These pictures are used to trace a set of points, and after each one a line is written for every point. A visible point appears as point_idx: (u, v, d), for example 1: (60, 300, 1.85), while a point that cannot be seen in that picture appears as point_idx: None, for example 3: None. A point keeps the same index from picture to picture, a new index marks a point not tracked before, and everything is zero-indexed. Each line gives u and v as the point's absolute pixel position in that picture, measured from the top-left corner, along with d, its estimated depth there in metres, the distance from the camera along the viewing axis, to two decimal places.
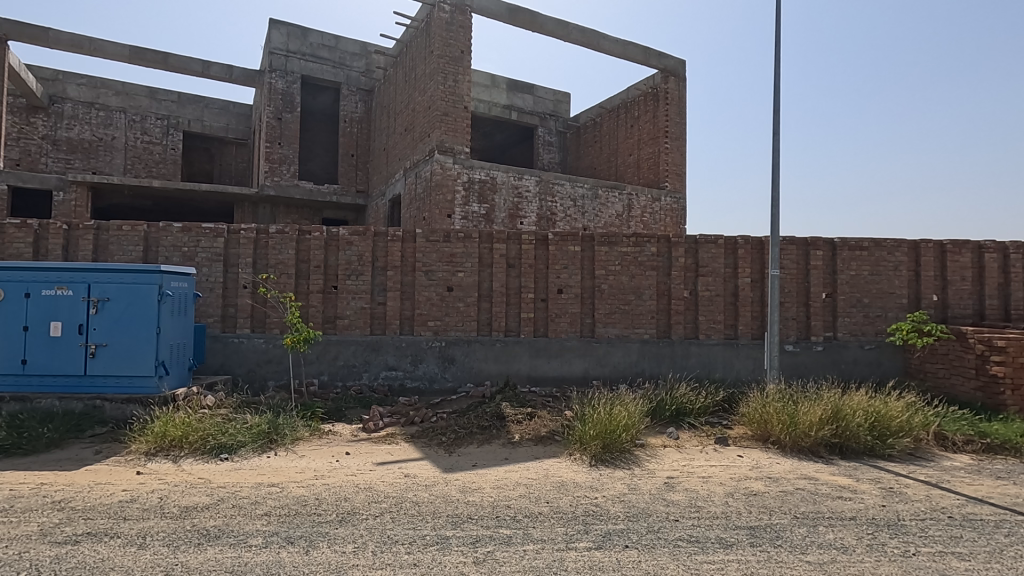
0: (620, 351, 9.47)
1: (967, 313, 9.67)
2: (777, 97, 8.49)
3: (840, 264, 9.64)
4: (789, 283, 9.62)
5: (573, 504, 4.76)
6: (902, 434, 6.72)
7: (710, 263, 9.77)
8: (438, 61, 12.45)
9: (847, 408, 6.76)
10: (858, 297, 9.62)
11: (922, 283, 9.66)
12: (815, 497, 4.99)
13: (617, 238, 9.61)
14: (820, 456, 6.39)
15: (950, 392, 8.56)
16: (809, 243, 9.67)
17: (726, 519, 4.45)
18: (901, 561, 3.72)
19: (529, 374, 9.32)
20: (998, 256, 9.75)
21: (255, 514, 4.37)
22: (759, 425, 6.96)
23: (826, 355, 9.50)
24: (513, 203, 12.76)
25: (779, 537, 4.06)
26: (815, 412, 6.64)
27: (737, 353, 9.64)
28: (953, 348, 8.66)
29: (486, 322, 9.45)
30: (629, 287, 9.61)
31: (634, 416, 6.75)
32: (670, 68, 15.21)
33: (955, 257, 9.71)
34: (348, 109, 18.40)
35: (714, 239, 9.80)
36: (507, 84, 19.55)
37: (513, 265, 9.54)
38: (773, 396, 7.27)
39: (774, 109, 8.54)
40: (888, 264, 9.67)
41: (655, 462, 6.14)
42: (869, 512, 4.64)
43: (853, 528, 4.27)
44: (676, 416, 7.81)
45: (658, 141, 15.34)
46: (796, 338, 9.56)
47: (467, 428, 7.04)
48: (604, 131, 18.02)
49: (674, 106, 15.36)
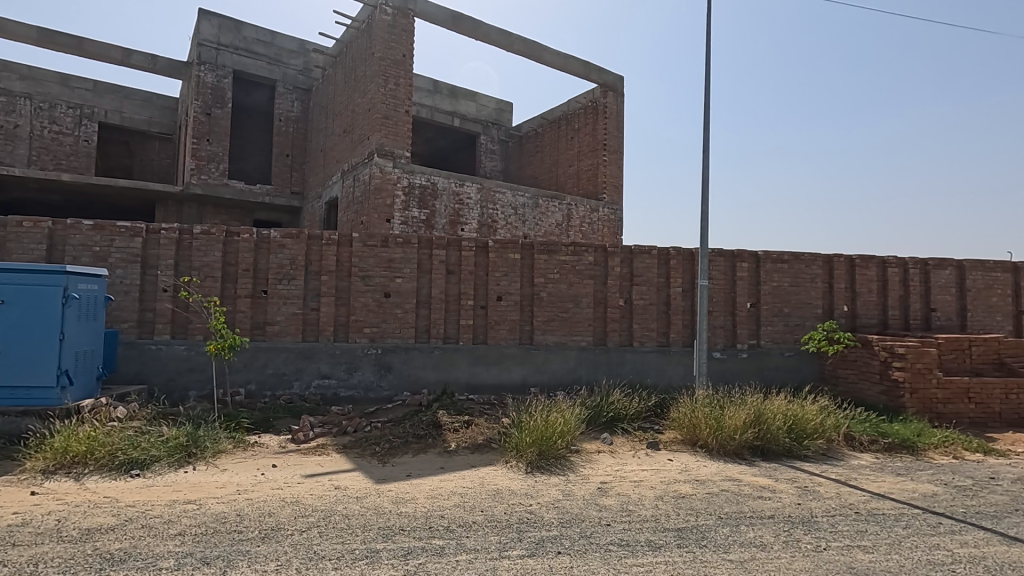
0: (558, 358, 9.61)
1: (873, 322, 10.51)
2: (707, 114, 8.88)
3: (762, 276, 10.20)
4: (717, 293, 10.08)
5: (508, 511, 4.75)
6: (816, 436, 7.18)
7: (644, 273, 10.09)
8: (379, 63, 12.24)
9: (768, 411, 7.16)
10: (780, 307, 10.21)
11: (835, 295, 10.39)
12: (738, 497, 5.23)
13: (556, 246, 9.76)
14: (744, 458, 6.71)
15: (858, 396, 9.29)
16: (735, 255, 10.18)
17: (655, 522, 4.58)
18: (813, 556, 3.95)
19: (468, 381, 9.29)
20: (899, 271, 10.69)
21: (166, 534, 4.06)
22: (688, 429, 7.24)
23: (750, 361, 10.01)
24: (454, 209, 12.71)
25: (704, 537, 4.22)
26: (739, 416, 6.98)
27: (670, 360, 10.03)
28: (861, 355, 9.41)
29: (424, 329, 9.31)
30: (568, 295, 9.77)
31: (570, 423, 6.86)
32: (609, 83, 15.73)
33: (863, 271, 10.53)
34: (284, 107, 17.71)
35: (648, 249, 10.13)
36: (449, 91, 19.48)
37: (453, 271, 9.46)
38: (701, 401, 7.57)
39: (705, 126, 8.95)
40: (805, 276, 10.33)
41: (589, 467, 6.25)
42: (785, 510, 4.91)
43: (772, 526, 4.50)
44: (611, 422, 8.00)
45: (597, 153, 15.75)
46: (723, 345, 10.02)
47: (401, 437, 6.92)
48: (545, 141, 18.30)
49: (613, 120, 15.87)
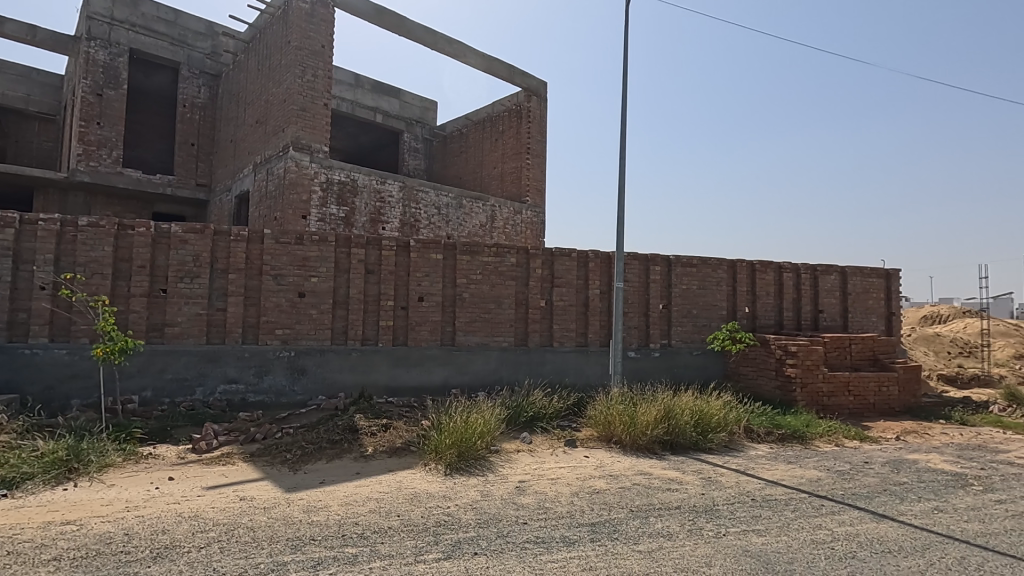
0: (480, 359, 9.62)
1: (770, 322, 11.41)
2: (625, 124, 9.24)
3: (674, 279, 10.76)
4: (632, 295, 10.51)
5: (425, 515, 4.69)
6: (719, 429, 7.67)
7: (564, 275, 10.34)
8: (295, 52, 11.69)
9: (677, 407, 7.56)
10: (689, 309, 10.82)
11: (737, 297, 11.16)
12: (648, 490, 5.49)
13: (479, 247, 9.76)
14: (655, 452, 7.04)
15: (757, 391, 10.07)
16: (649, 259, 10.66)
17: (570, 517, 4.70)
18: (713, 542, 4.21)
19: (388, 384, 9.08)
20: (792, 276, 11.69)
21: (37, 561, 3.63)
22: (603, 426, 7.50)
23: (662, 360, 10.52)
24: (375, 207, 12.39)
25: (616, 531, 4.38)
26: (650, 412, 7.32)
27: (588, 360, 10.34)
28: (759, 353, 10.19)
29: (341, 330, 8.98)
30: (490, 296, 9.80)
31: (490, 423, 6.89)
32: (532, 88, 16.00)
33: (762, 275, 11.40)
34: (189, 92, 16.46)
35: (568, 252, 10.39)
36: (371, 86, 18.97)
37: (373, 271, 9.21)
38: (616, 398, 7.86)
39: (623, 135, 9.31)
40: (712, 279, 11.02)
41: (508, 467, 6.30)
42: (690, 500, 5.20)
43: (678, 516, 4.75)
44: (531, 422, 8.11)
45: (521, 156, 15.97)
46: (637, 345, 10.46)
47: (315, 443, 6.64)
48: (469, 142, 18.29)
49: (536, 125, 16.16)
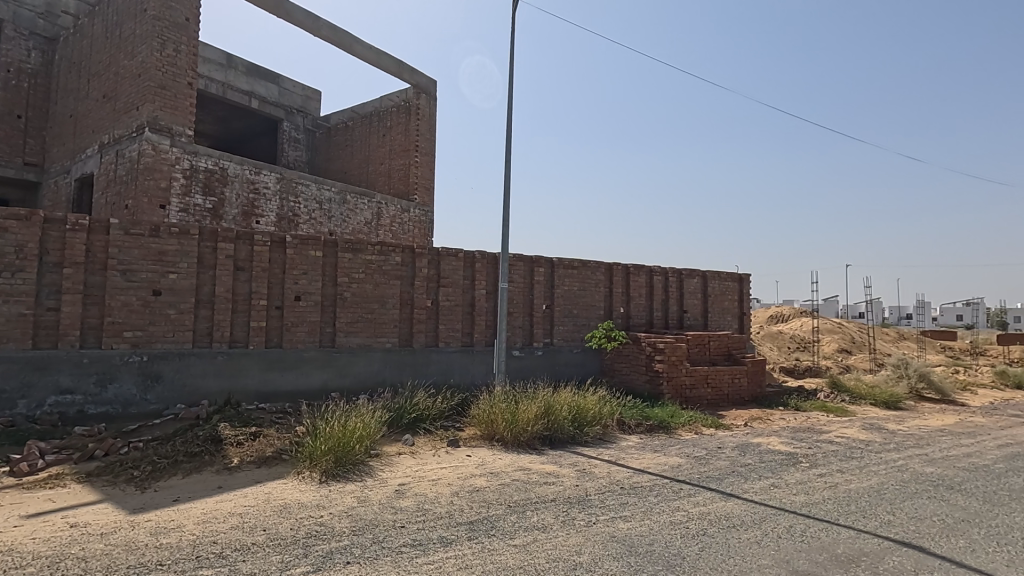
0: (362, 361, 9.30)
1: (642, 321, 12.31)
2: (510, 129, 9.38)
3: (556, 281, 11.18)
4: (517, 295, 10.74)
5: (295, 526, 4.43)
6: (594, 423, 8.12)
7: (450, 275, 10.33)
8: (153, 22, 10.45)
9: (555, 404, 7.88)
10: (570, 309, 11.31)
11: (613, 298, 11.89)
12: (526, 485, 5.65)
13: (362, 245, 9.42)
14: (534, 448, 7.27)
15: (629, 385, 10.83)
16: (533, 261, 10.97)
17: (449, 517, 4.70)
18: (584, 530, 4.44)
19: (259, 389, 8.45)
20: (660, 279, 12.71)
21: None
22: (486, 425, 7.59)
23: (544, 358, 10.88)
24: (248, 199, 11.49)
25: (493, 527, 4.46)
26: (531, 409, 7.55)
27: (473, 359, 10.43)
28: (631, 350, 10.93)
29: (204, 332, 8.19)
30: (373, 296, 9.50)
31: (370, 427, 6.68)
32: (421, 85, 15.81)
33: (635, 278, 12.25)
34: (14, 55, 14.04)
35: (455, 252, 10.39)
36: (245, 68, 17.48)
37: (243, 268, 8.52)
38: (499, 397, 8.00)
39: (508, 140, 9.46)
40: (591, 281, 11.62)
41: (388, 471, 6.14)
42: (565, 492, 5.45)
43: (553, 508, 4.95)
44: (414, 423, 7.99)
45: (409, 154, 15.70)
46: (521, 344, 10.72)
47: (169, 457, 5.99)
48: (355, 135, 17.61)
49: (425, 123, 16.01)
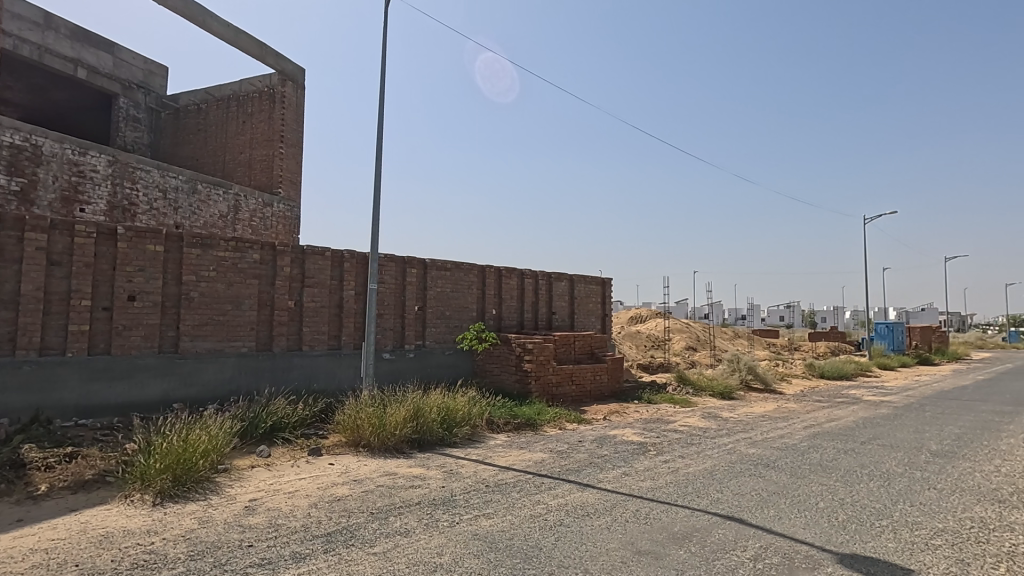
0: (211, 367, 8.46)
1: (513, 323, 12.68)
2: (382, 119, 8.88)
3: (429, 282, 11.08)
4: (388, 297, 10.45)
5: (118, 558, 3.89)
6: (463, 423, 8.18)
7: (316, 274, 9.79)
8: None
9: (424, 406, 7.82)
10: (442, 310, 11.28)
11: (486, 300, 12.09)
12: (391, 490, 5.53)
13: (213, 240, 8.56)
14: (402, 452, 7.13)
15: (500, 385, 11.13)
16: (405, 261, 10.75)
17: (305, 531, 4.44)
18: (447, 531, 4.45)
19: (79, 403, 7.32)
20: (531, 281, 13.20)
21: None
22: (351, 431, 7.31)
23: (416, 360, 10.72)
24: (69, 183, 9.93)
25: (353, 536, 4.30)
26: (399, 413, 7.40)
27: (340, 363, 9.99)
28: (502, 351, 11.27)
29: (5, 338, 6.88)
30: (226, 296, 8.68)
31: (217, 440, 6.10)
32: (287, 72, 14.87)
33: (507, 280, 12.58)
34: None
35: (321, 251, 9.87)
36: (70, 32, 15.12)
37: (59, 263, 7.30)
38: (366, 401, 7.74)
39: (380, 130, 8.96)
40: (464, 283, 11.70)
41: (237, 486, 5.65)
42: (431, 494, 5.42)
43: (417, 511, 4.90)
44: (270, 433, 7.45)
45: (273, 144, 14.64)
46: (392, 346, 10.45)
47: None
48: (209, 120, 16.01)
49: (291, 112, 15.06)
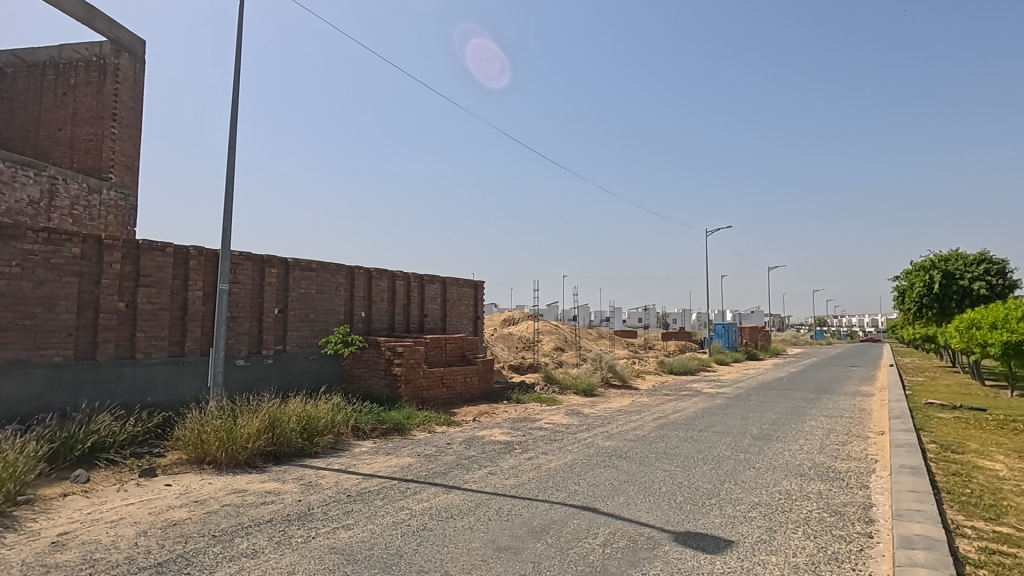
0: (12, 381, 7.13)
1: (383, 325, 12.34)
2: (237, 98, 7.94)
3: (291, 283, 10.35)
4: (243, 298, 9.56)
5: None
6: (325, 432, 7.78)
7: (154, 272, 8.69)
8: None
9: (282, 416, 7.30)
10: (306, 313, 10.61)
11: (354, 302, 11.61)
12: (239, 509, 5.08)
13: (17, 230, 7.22)
14: (254, 466, 6.59)
15: (368, 390, 10.80)
16: (264, 260, 9.92)
17: (130, 563, 3.91)
18: (300, 548, 4.19)
19: None
20: (403, 283, 12.98)
21: None
22: (194, 447, 6.59)
23: (275, 367, 9.95)
24: None
25: (189, 564, 3.88)
26: (251, 424, 6.83)
27: (183, 372, 8.97)
28: (370, 355, 10.95)
29: None
30: (33, 296, 7.37)
31: (16, 467, 5.15)
32: (123, 42, 13.07)
33: (377, 282, 12.23)
34: None
35: (162, 246, 8.79)
36: None
37: None
38: (213, 413, 7.04)
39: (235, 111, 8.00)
40: (330, 284, 11.12)
41: (43, 520, 4.81)
42: (285, 509, 5.07)
43: (268, 529, 4.56)
44: (91, 455, 6.47)
45: (103, 122, 12.78)
46: (248, 352, 9.59)
47: None
48: (17, 87, 13.51)
49: (127, 88, 13.26)
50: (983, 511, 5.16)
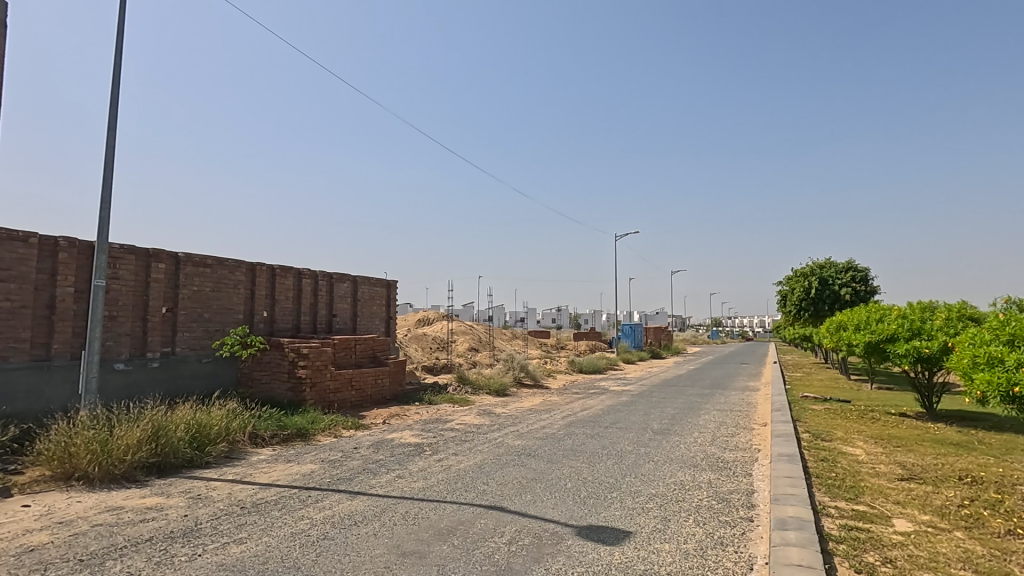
0: None
1: (287, 326, 11.72)
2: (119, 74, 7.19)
3: (182, 280, 9.53)
4: (124, 296, 8.67)
5: None
6: (218, 440, 7.24)
7: (13, 265, 7.66)
8: None
9: (167, 425, 6.71)
10: (200, 312, 9.82)
11: (255, 301, 10.91)
12: (113, 528, 4.60)
13: None
14: (133, 481, 5.99)
15: (269, 395, 10.23)
16: (150, 254, 9.07)
17: None
18: (185, 567, 3.88)
19: None
20: (310, 281, 12.41)
21: None
22: (59, 462, 5.88)
23: (161, 371, 9.12)
24: None
25: None
26: (131, 434, 6.22)
27: (48, 378, 7.98)
28: (273, 357, 10.37)
29: None
30: None
31: None
32: None
33: (281, 280, 11.59)
34: None
35: (23, 236, 7.77)
36: None
37: None
38: (84, 423, 6.32)
39: (116, 89, 7.22)
40: (228, 282, 10.35)
41: None
42: (168, 526, 4.66)
43: (147, 549, 4.17)
44: None
45: None
46: (129, 355, 8.72)
47: None
48: None
49: None
50: (844, 492, 5.81)
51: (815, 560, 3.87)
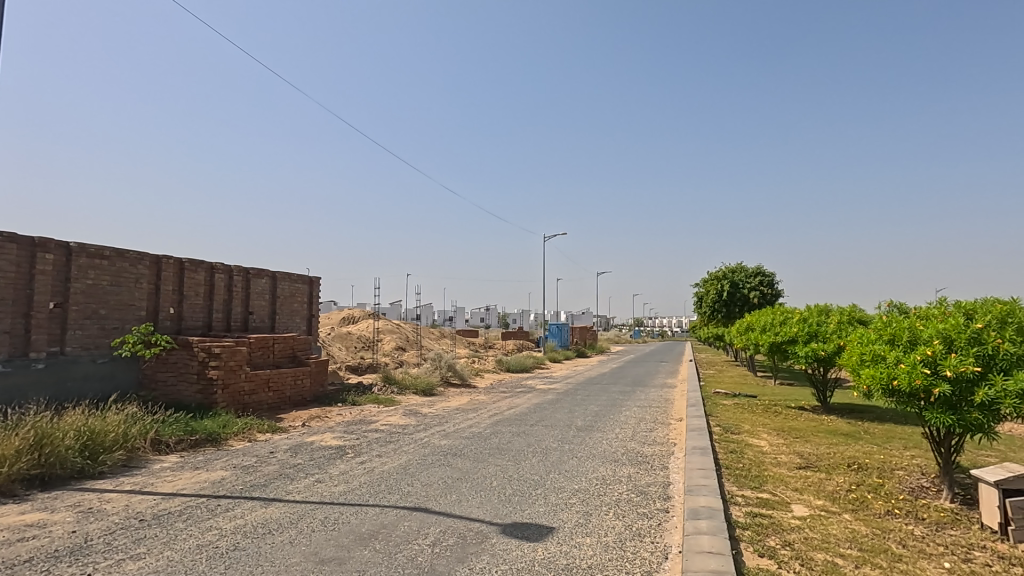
0: None
1: (198, 324, 10.94)
2: None
3: (74, 272, 8.65)
4: (2, 289, 7.74)
5: None
6: (114, 449, 6.63)
7: None
8: None
9: (53, 433, 6.06)
10: (95, 308, 8.95)
11: (161, 296, 10.10)
12: None
13: None
14: (10, 496, 5.35)
15: (176, 398, 9.52)
16: (35, 243, 8.15)
17: None
18: None
19: None
20: (224, 277, 11.67)
21: None
22: None
23: (48, 373, 8.22)
24: None
25: None
26: (8, 444, 5.55)
27: None
28: (180, 357, 9.66)
29: None
30: None
31: None
32: None
33: (191, 275, 10.81)
34: None
35: None
36: None
37: None
38: None
39: None
40: (129, 275, 9.51)
41: None
42: (51, 545, 4.20)
43: (25, 572, 3.74)
44: None
45: None
46: (8, 356, 7.79)
47: None
48: None
49: None
50: (750, 482, 6.22)
51: (724, 546, 4.11)
